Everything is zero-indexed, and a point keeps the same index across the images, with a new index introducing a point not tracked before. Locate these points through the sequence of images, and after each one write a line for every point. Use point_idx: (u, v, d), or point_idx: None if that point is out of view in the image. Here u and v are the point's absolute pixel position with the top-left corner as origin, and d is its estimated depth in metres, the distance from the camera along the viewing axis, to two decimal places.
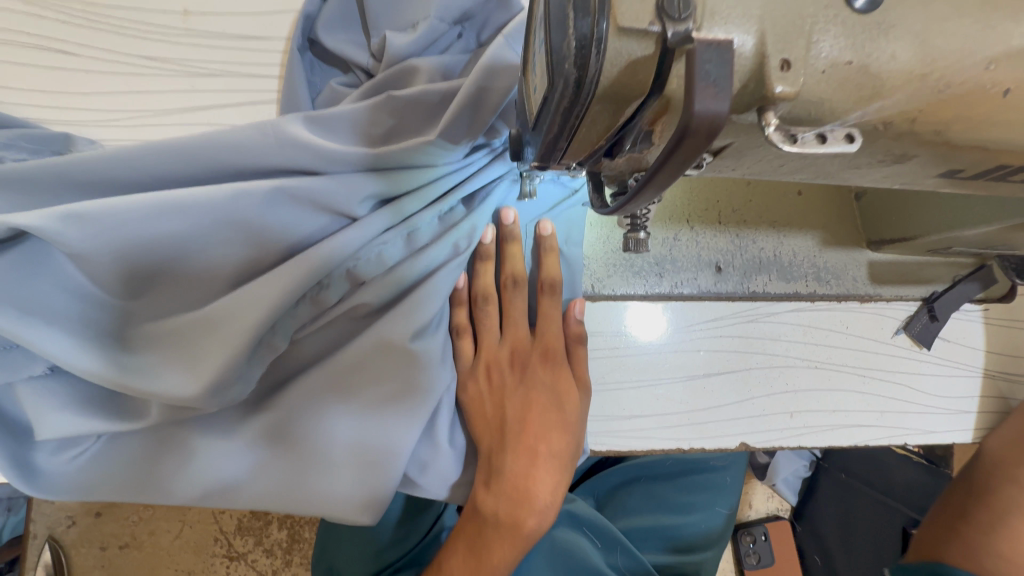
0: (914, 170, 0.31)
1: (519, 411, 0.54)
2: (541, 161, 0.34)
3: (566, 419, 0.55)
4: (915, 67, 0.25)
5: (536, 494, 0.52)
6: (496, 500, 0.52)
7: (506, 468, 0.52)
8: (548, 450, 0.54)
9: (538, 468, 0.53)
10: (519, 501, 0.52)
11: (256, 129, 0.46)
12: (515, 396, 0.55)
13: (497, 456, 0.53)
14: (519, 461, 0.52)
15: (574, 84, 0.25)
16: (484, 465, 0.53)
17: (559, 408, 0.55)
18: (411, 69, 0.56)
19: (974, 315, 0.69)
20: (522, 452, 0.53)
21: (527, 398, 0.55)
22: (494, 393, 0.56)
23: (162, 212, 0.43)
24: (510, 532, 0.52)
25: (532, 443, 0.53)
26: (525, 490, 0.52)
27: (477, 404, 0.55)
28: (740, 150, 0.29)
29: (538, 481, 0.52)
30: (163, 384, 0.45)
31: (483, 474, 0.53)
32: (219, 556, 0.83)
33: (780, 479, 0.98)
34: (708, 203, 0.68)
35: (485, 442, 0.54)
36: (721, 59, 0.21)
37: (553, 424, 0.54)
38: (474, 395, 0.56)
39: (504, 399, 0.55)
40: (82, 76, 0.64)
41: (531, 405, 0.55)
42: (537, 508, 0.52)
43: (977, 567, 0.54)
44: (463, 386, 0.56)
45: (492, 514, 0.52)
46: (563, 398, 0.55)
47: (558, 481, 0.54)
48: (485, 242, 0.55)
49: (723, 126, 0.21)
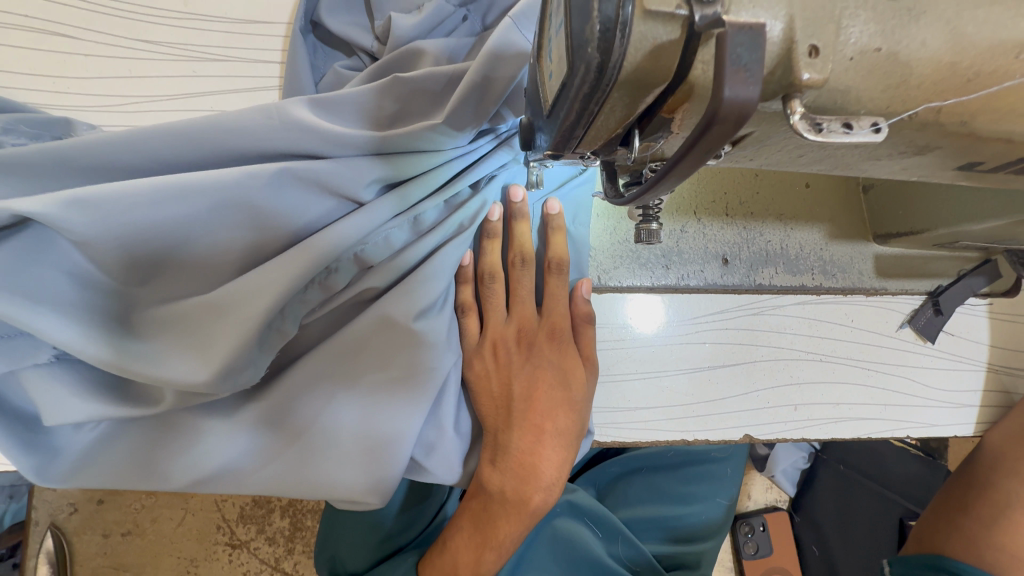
0: (934, 162, 0.31)
1: (526, 388, 0.54)
2: (555, 150, 0.33)
3: (572, 398, 0.55)
4: (946, 56, 0.24)
5: (543, 472, 0.53)
6: (503, 477, 0.52)
7: (513, 445, 0.52)
8: (554, 428, 0.54)
9: (543, 445, 0.53)
10: (525, 478, 0.52)
11: (260, 112, 0.45)
12: (521, 373, 0.55)
13: (503, 434, 0.53)
14: (525, 439, 0.53)
15: (596, 69, 0.24)
16: (490, 442, 0.53)
17: (565, 386, 0.55)
18: (416, 52, 0.55)
19: (980, 309, 0.69)
20: (528, 429, 0.53)
21: (534, 375, 0.55)
22: (501, 370, 0.55)
23: (166, 196, 0.42)
24: (516, 509, 0.52)
25: (539, 421, 0.53)
26: (531, 468, 0.52)
27: (482, 382, 0.55)
28: (761, 139, 0.28)
29: (544, 458, 0.53)
30: (168, 370, 0.44)
31: (488, 451, 0.53)
32: (221, 544, 0.83)
33: (780, 471, 0.95)
34: (716, 194, 0.67)
35: (490, 419, 0.54)
36: (753, 43, 0.21)
37: (559, 402, 0.55)
38: (480, 372, 0.55)
39: (510, 376, 0.55)
40: (81, 59, 0.63)
41: (538, 383, 0.55)
42: (543, 485, 0.53)
43: (975, 560, 0.54)
44: (469, 363, 0.56)
45: (498, 491, 0.52)
46: (568, 377, 0.56)
47: (564, 459, 0.54)
48: (491, 219, 0.54)
49: (752, 111, 0.21)
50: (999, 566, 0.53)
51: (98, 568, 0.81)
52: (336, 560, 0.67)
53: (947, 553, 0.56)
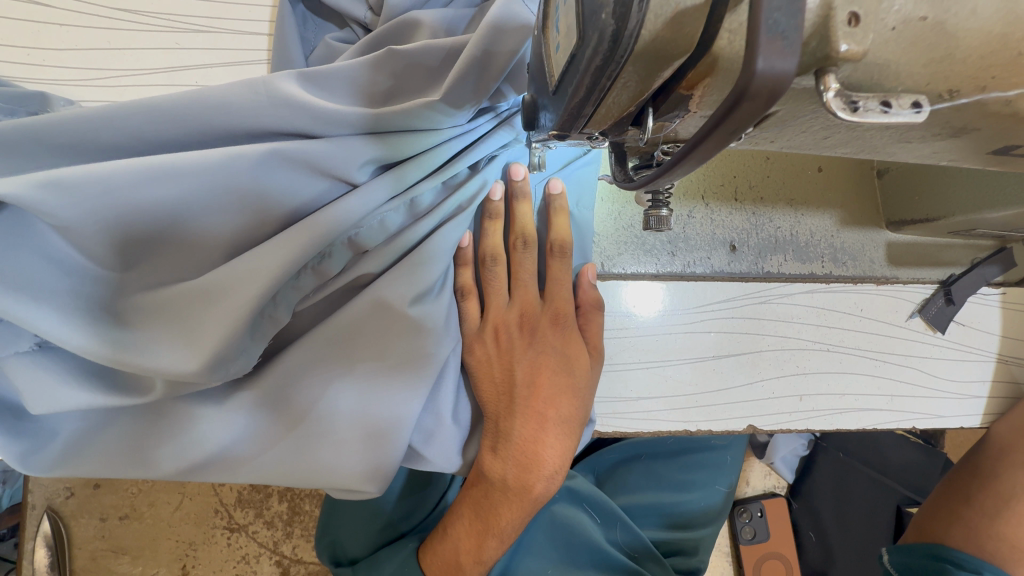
0: (967, 145, 0.29)
1: (528, 374, 0.53)
2: (561, 131, 0.31)
3: (575, 384, 0.54)
4: (996, 26, 0.22)
5: (545, 460, 0.51)
6: (504, 465, 0.51)
7: (515, 432, 0.51)
8: (557, 415, 0.52)
9: (546, 433, 0.52)
10: (527, 466, 0.51)
11: (246, 86, 0.43)
12: (525, 359, 0.53)
13: (505, 420, 0.51)
14: (527, 426, 0.51)
15: (610, 38, 0.22)
16: (491, 429, 0.52)
17: (569, 372, 0.54)
18: (413, 23, 0.52)
19: (992, 299, 0.67)
20: (531, 416, 0.51)
21: (537, 361, 0.53)
22: (502, 356, 0.54)
23: (148, 176, 0.40)
24: (518, 497, 0.51)
25: (542, 409, 0.52)
26: (533, 456, 0.51)
27: (484, 367, 0.54)
28: (786, 119, 0.26)
29: (547, 446, 0.51)
30: (156, 359, 0.43)
31: (489, 438, 0.52)
32: (220, 527, 0.83)
33: (779, 458, 0.92)
34: (725, 178, 0.66)
35: (491, 405, 0.53)
36: (792, 7, 0.18)
37: (563, 388, 0.53)
38: (481, 358, 0.54)
39: (512, 362, 0.53)
40: (60, 30, 0.60)
41: (541, 369, 0.53)
42: (546, 473, 0.51)
43: (978, 550, 0.53)
44: (469, 349, 0.54)
45: (500, 479, 0.51)
46: (572, 363, 0.54)
47: (566, 446, 0.52)
48: (493, 199, 0.52)
49: (786, 88, 0.18)
50: (1000, 556, 0.53)
51: (96, 551, 0.81)
52: (338, 545, 0.66)
53: (948, 542, 0.55)
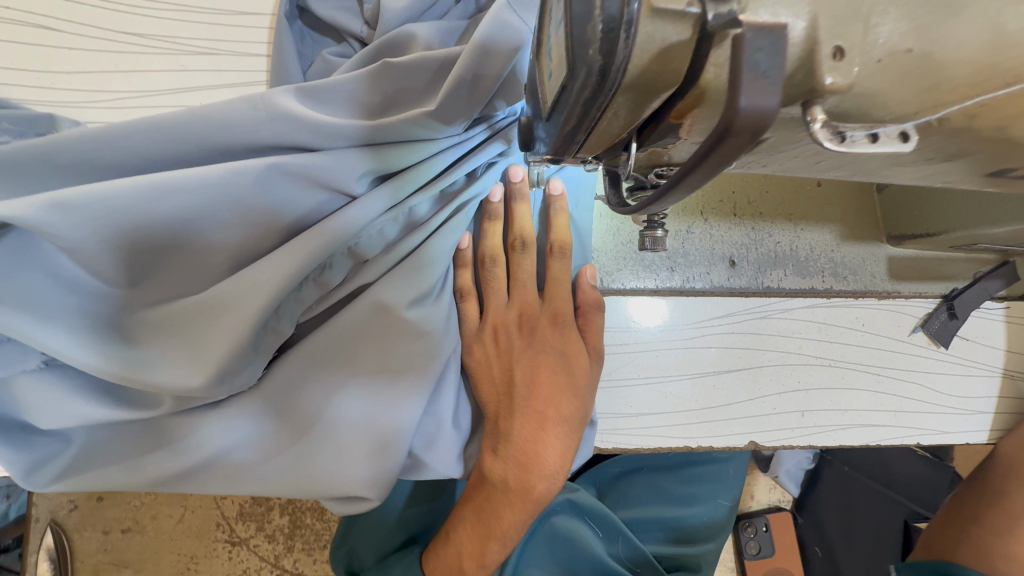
0: (963, 169, 0.29)
1: (527, 374, 0.53)
2: (555, 155, 0.32)
3: (575, 382, 0.53)
4: (983, 56, 0.22)
5: (546, 459, 0.50)
6: (505, 465, 0.50)
7: (515, 432, 0.51)
8: (557, 415, 0.52)
9: (546, 433, 0.51)
10: (528, 467, 0.50)
11: (244, 102, 0.44)
12: (524, 359, 0.54)
13: (504, 421, 0.52)
14: (527, 426, 0.51)
15: (598, 72, 0.22)
16: (492, 429, 0.52)
17: (568, 371, 0.54)
18: (408, 37, 0.53)
19: (997, 313, 0.66)
20: (530, 417, 0.51)
21: (535, 360, 0.54)
22: (502, 356, 0.54)
23: (152, 194, 0.40)
24: (519, 498, 0.50)
25: (541, 408, 0.51)
26: (534, 455, 0.50)
27: (483, 367, 0.54)
28: (778, 145, 0.26)
29: (547, 446, 0.51)
30: (160, 375, 0.43)
31: (490, 440, 0.52)
32: (221, 541, 0.83)
33: (783, 471, 0.93)
34: (723, 195, 0.67)
35: (491, 406, 0.53)
36: (774, 47, 0.19)
37: (563, 387, 0.53)
38: (481, 359, 0.54)
39: (511, 361, 0.54)
40: (68, 54, 0.62)
41: (540, 369, 0.53)
42: (547, 473, 0.50)
43: (986, 567, 0.53)
44: (469, 350, 0.55)
45: (501, 480, 0.51)
46: (572, 362, 0.54)
47: (567, 446, 0.52)
48: (493, 201, 0.53)
49: (770, 123, 0.19)
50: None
51: (98, 564, 0.81)
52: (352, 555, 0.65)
53: (958, 561, 0.54)
